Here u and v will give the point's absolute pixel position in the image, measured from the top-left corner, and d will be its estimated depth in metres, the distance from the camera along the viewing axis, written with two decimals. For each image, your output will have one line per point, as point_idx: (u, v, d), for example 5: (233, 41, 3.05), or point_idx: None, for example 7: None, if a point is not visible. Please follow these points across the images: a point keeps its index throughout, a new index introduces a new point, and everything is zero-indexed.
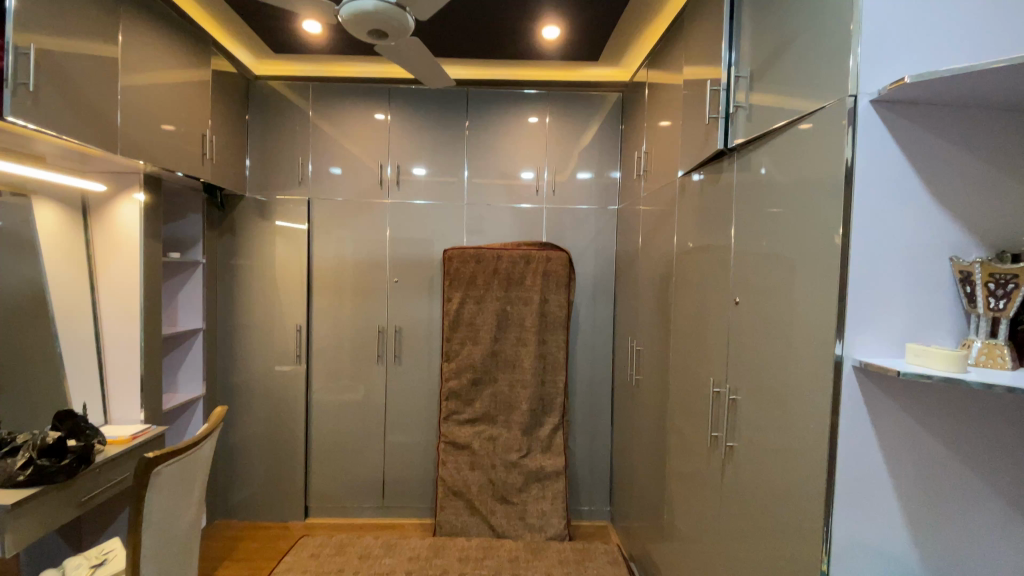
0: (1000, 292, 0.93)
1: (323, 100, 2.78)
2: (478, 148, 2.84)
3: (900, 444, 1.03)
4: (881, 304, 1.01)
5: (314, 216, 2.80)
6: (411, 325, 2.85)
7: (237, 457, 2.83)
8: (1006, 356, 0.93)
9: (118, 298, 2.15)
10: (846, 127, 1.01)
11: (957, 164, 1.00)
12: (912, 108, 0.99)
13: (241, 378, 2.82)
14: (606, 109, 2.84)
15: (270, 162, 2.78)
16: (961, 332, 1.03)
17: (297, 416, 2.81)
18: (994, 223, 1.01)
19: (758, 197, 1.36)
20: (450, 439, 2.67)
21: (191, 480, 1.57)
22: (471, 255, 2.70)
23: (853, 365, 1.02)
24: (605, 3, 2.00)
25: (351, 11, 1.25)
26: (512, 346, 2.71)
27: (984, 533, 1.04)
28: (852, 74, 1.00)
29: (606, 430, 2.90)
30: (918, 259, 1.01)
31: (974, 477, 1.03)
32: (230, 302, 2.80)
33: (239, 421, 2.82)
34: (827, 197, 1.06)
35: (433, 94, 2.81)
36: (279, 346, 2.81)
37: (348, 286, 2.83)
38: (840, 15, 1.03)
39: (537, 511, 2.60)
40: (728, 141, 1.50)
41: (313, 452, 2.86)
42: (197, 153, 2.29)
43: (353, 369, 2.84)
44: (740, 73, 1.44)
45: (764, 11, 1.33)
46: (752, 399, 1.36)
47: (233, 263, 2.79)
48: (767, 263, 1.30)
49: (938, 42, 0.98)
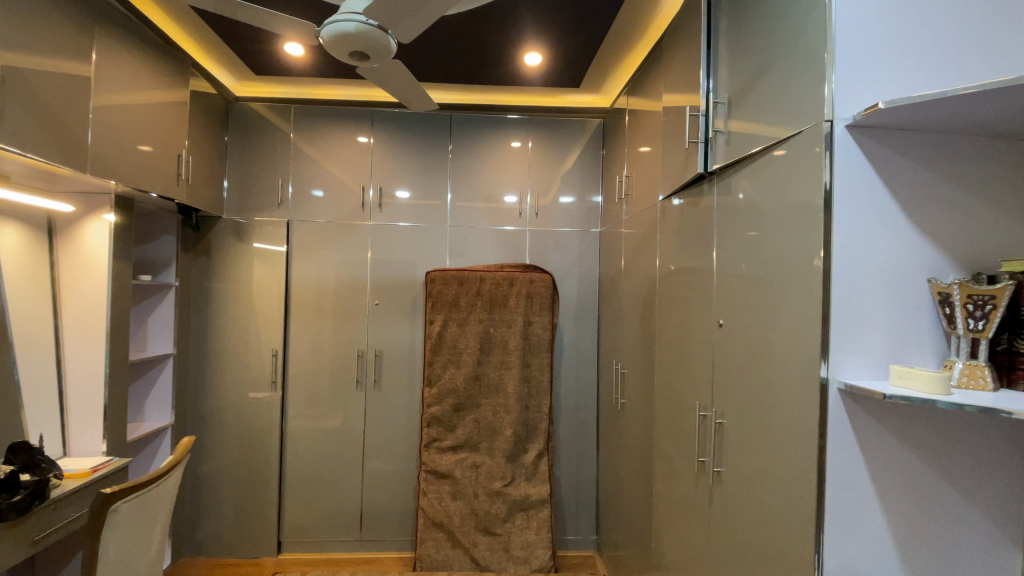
0: (978, 314, 0.94)
1: (305, 122, 2.77)
2: (460, 170, 2.84)
3: (886, 467, 1.01)
4: (864, 326, 1.02)
5: (293, 238, 2.75)
6: (392, 348, 2.79)
7: (206, 490, 2.69)
8: (987, 377, 0.93)
9: (83, 323, 2.06)
10: (822, 151, 1.03)
11: (930, 187, 1.02)
12: (885, 133, 1.01)
13: (214, 406, 2.70)
14: (588, 134, 2.88)
15: (248, 183, 2.74)
16: (941, 353, 1.03)
17: (272, 445, 2.70)
18: (968, 246, 1.03)
19: (737, 220, 1.38)
20: (431, 467, 2.59)
21: (152, 518, 1.48)
22: (454, 277, 2.67)
23: (839, 388, 1.02)
24: (586, 32, 2.05)
25: (332, 33, 1.25)
26: (495, 370, 2.66)
27: (973, 557, 1.02)
28: (827, 100, 1.02)
29: (592, 455, 2.85)
30: (897, 281, 1.02)
31: (961, 500, 1.02)
32: (203, 326, 2.71)
33: (209, 452, 2.70)
34: (806, 220, 1.08)
35: (416, 117, 2.82)
36: (254, 372, 2.71)
37: (328, 309, 2.77)
38: (814, 44, 1.06)
39: (521, 542, 2.51)
40: (708, 165, 1.52)
41: (287, 484, 2.74)
42: (172, 173, 2.24)
43: (332, 395, 2.76)
44: (719, 99, 1.47)
45: (739, 39, 1.37)
46: (738, 422, 1.35)
47: (208, 286, 2.71)
48: (749, 285, 1.31)
49: (908, 70, 1.01)
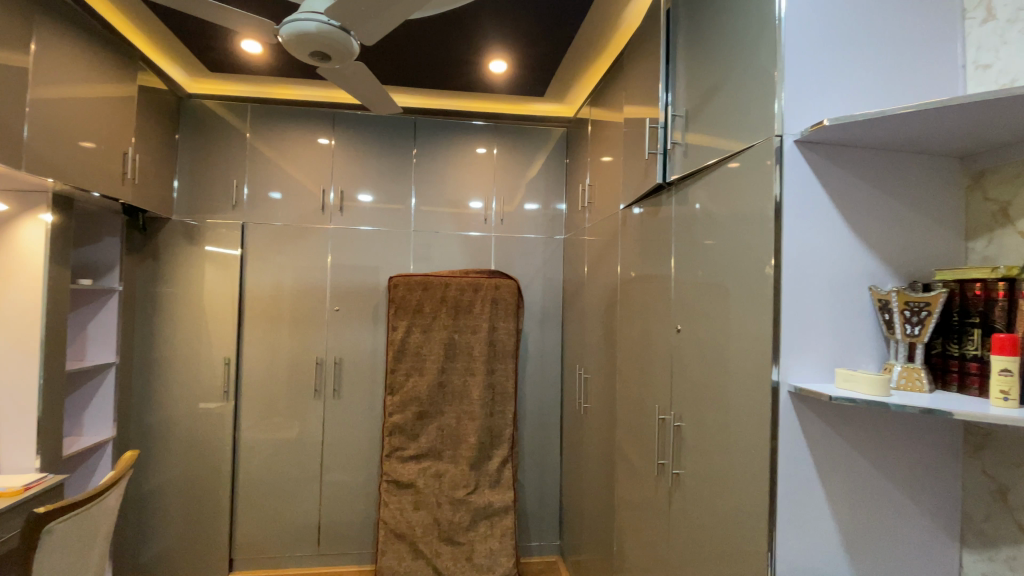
0: (915, 319, 1.00)
1: (263, 122, 2.68)
2: (425, 175, 2.82)
3: (833, 466, 1.06)
4: (811, 331, 1.07)
5: (248, 242, 2.65)
6: (352, 356, 2.72)
7: (151, 507, 2.54)
8: (923, 379, 0.99)
9: (13, 331, 1.91)
10: (773, 164, 1.08)
11: (871, 200, 1.09)
12: (830, 149, 1.07)
13: (160, 418, 2.56)
14: (552, 142, 2.92)
15: (200, 183, 2.63)
16: (881, 357, 1.09)
17: (224, 458, 2.59)
18: (906, 256, 1.10)
19: (693, 229, 1.43)
20: (392, 477, 2.54)
21: (90, 539, 1.38)
22: (418, 282, 2.63)
23: (789, 391, 1.06)
24: (550, 41, 2.08)
25: (292, 32, 1.22)
26: (459, 377, 2.63)
27: (912, 551, 1.08)
28: (777, 116, 1.07)
29: (556, 461, 2.86)
30: (842, 288, 1.08)
31: (901, 496, 1.08)
32: (149, 333, 2.56)
33: (153, 467, 2.55)
34: (758, 230, 1.12)
35: (379, 120, 2.78)
36: (204, 381, 2.59)
37: (286, 315, 2.67)
38: (765, 62, 1.11)
39: (484, 550, 2.48)
40: (667, 175, 1.57)
41: (239, 498, 2.62)
42: (117, 172, 2.12)
43: (289, 404, 2.66)
44: (676, 112, 1.52)
45: (696, 55, 1.42)
46: (695, 426, 1.38)
47: (156, 291, 2.58)
48: (705, 291, 1.35)
49: (851, 90, 1.07)
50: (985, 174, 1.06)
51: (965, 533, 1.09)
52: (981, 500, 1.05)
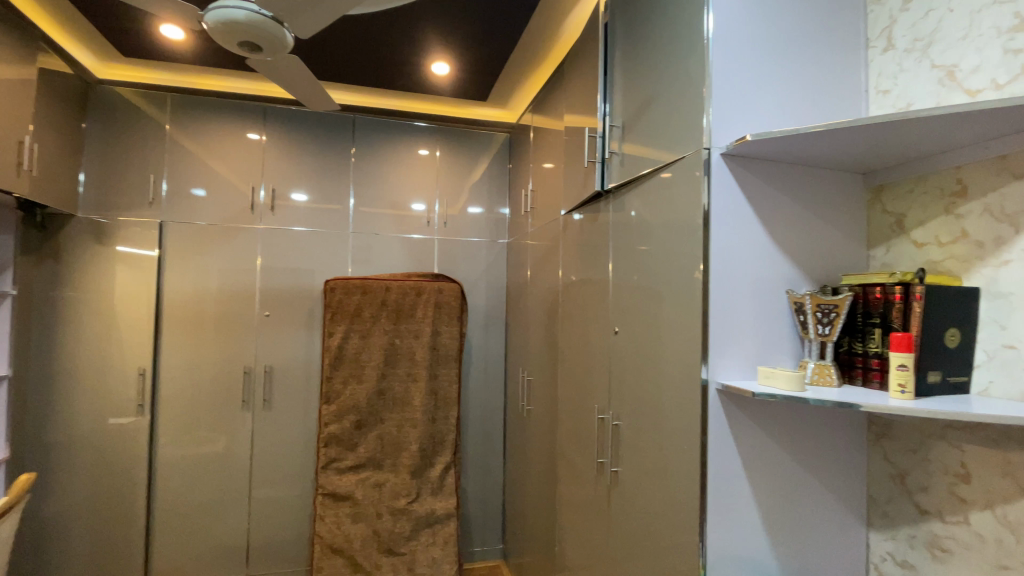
0: (826, 319, 1.09)
1: (184, 113, 2.49)
2: (364, 175, 2.74)
3: (756, 458, 1.13)
4: (735, 332, 1.13)
5: (167, 242, 2.45)
6: (285, 363, 2.58)
7: (49, 537, 2.28)
8: (832, 375, 1.08)
9: None
10: (701, 175, 1.14)
11: (788, 210, 1.17)
12: (752, 162, 1.15)
13: (60, 437, 2.30)
14: (495, 147, 2.93)
15: (111, 178, 2.40)
16: (797, 355, 1.18)
17: (137, 477, 2.38)
18: (818, 263, 1.19)
19: (629, 236, 1.48)
20: (328, 490, 2.43)
21: None
22: (357, 286, 2.55)
23: (716, 389, 1.12)
24: (492, 46, 2.09)
25: (218, 19, 1.14)
26: (401, 384, 2.57)
27: (826, 533, 1.17)
28: (705, 130, 1.13)
29: (499, 464, 2.86)
30: (763, 291, 1.16)
31: (816, 484, 1.17)
32: (47, 343, 2.30)
33: (52, 492, 2.28)
34: (688, 237, 1.18)
35: (316, 118, 2.67)
36: (115, 394, 2.37)
37: (210, 320, 2.50)
38: (694, 79, 1.18)
39: (426, 559, 2.43)
40: (604, 183, 1.62)
41: (156, 520, 2.41)
42: (11, 162, 1.89)
43: (212, 417, 2.48)
44: (614, 122, 1.57)
45: (632, 68, 1.48)
46: (631, 424, 1.43)
47: (57, 295, 2.32)
48: (640, 295, 1.40)
49: (770, 109, 1.16)
50: (884, 190, 1.18)
51: (870, 515, 1.19)
52: (884, 484, 1.16)
